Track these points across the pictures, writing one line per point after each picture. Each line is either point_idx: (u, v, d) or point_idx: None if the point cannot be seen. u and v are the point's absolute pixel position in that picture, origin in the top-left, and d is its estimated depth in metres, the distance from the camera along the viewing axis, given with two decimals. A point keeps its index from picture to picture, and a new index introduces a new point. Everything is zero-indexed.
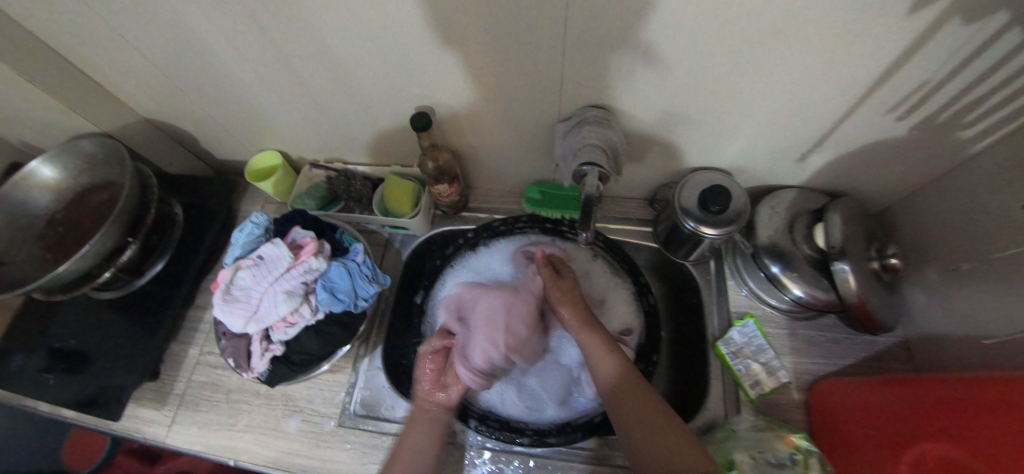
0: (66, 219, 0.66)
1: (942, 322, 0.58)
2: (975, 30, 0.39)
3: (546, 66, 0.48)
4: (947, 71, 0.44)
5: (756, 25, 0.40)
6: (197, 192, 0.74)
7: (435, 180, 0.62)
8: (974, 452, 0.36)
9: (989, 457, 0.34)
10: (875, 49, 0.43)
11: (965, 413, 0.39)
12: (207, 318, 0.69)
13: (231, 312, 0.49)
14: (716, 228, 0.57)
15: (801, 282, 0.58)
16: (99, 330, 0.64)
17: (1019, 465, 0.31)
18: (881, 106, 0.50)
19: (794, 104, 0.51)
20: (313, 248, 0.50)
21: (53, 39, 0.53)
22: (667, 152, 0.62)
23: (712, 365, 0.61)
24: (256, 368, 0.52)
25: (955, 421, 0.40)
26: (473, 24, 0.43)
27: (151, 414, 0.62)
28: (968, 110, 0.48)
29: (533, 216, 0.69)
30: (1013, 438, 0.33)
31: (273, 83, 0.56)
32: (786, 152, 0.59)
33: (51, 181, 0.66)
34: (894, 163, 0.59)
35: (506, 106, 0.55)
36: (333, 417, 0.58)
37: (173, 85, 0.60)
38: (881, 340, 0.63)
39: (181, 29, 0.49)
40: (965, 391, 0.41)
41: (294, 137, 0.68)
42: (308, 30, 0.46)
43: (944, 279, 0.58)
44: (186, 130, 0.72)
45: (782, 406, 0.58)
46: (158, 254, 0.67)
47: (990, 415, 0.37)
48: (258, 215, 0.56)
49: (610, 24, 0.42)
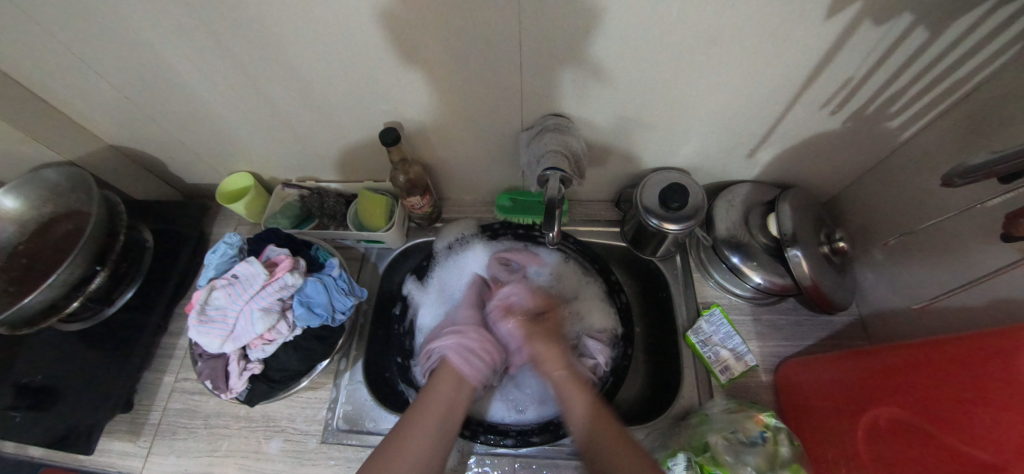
0: (30, 251, 0.64)
1: (889, 298, 0.62)
2: (884, 31, 0.44)
3: (506, 78, 0.51)
4: (867, 68, 0.49)
5: (696, 34, 0.44)
6: (167, 217, 0.74)
7: (407, 193, 0.64)
8: (918, 413, 0.39)
9: (939, 419, 0.36)
10: (802, 51, 0.47)
11: (908, 377, 0.42)
12: (182, 344, 0.68)
13: (207, 333, 0.48)
14: (677, 224, 0.60)
15: (759, 269, 0.62)
16: (68, 364, 0.62)
17: (962, 425, 0.34)
18: (816, 102, 0.54)
19: (738, 104, 0.55)
20: (287, 265, 0.51)
21: (16, 69, 0.53)
22: (628, 154, 0.65)
23: (684, 355, 0.63)
24: (234, 388, 0.51)
25: (899, 386, 0.43)
26: (435, 40, 0.46)
27: (126, 447, 0.61)
28: (891, 102, 0.53)
29: (505, 223, 0.72)
30: (952, 399, 0.36)
31: (243, 104, 0.57)
32: (737, 148, 0.64)
33: (14, 211, 0.64)
34: (833, 154, 0.64)
35: (472, 117, 0.58)
36: (315, 433, 0.58)
37: (141, 111, 0.60)
38: (838, 320, 0.67)
39: (149, 55, 0.50)
40: (905, 357, 0.44)
41: (265, 158, 0.69)
42: (276, 51, 0.48)
43: (887, 258, 0.63)
44: (154, 155, 0.71)
45: (751, 388, 0.61)
46: (129, 280, 0.66)
47: (929, 378, 0.40)
48: (231, 235, 0.57)
49: (563, 37, 0.45)
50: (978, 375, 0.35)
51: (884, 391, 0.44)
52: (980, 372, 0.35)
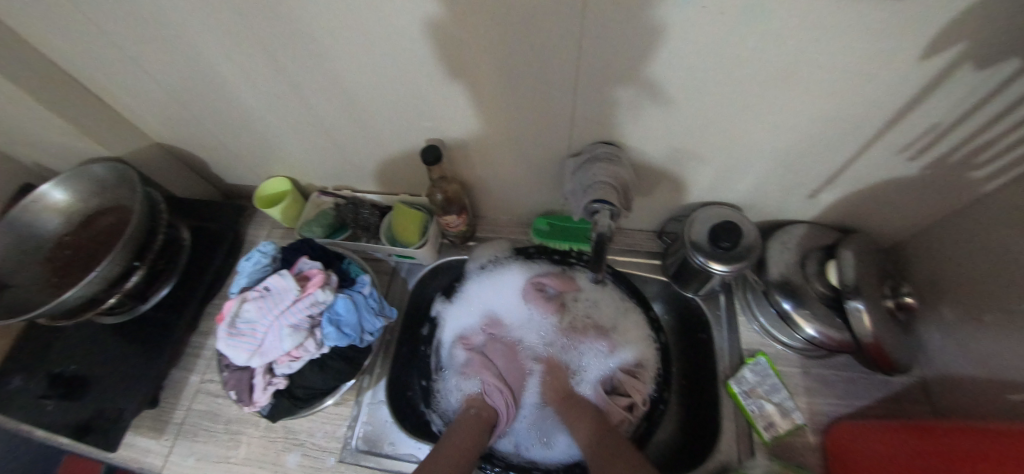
0: (74, 242, 0.66)
1: (961, 364, 0.56)
2: (986, 77, 0.39)
3: (555, 103, 0.49)
4: (959, 114, 0.44)
5: (768, 68, 0.41)
6: (206, 216, 0.75)
7: (443, 211, 0.62)
8: None
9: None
10: (887, 94, 0.43)
11: (985, 464, 0.37)
12: (209, 344, 0.69)
13: (236, 346, 0.48)
14: (725, 264, 0.56)
15: (814, 320, 0.57)
16: (101, 355, 0.63)
17: None
18: (893, 146, 0.49)
19: (804, 143, 0.51)
20: (320, 280, 0.50)
21: (75, 67, 0.54)
22: (676, 186, 0.61)
23: (724, 405, 0.59)
24: (258, 402, 0.50)
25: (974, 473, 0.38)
26: (487, 60, 0.44)
27: (148, 444, 0.61)
28: (981, 151, 0.48)
29: (541, 247, 0.70)
30: None
31: (285, 112, 0.57)
32: (797, 189, 0.59)
33: (62, 203, 0.66)
34: (904, 201, 0.58)
35: (516, 139, 0.56)
36: (334, 452, 0.57)
37: (188, 113, 0.61)
38: (897, 380, 0.61)
39: (199, 60, 0.50)
40: (988, 443, 0.39)
41: (304, 165, 0.69)
42: (324, 62, 0.47)
43: (961, 320, 0.57)
44: (198, 155, 0.72)
45: (798, 449, 0.56)
46: (165, 278, 0.67)
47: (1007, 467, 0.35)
48: (267, 245, 0.57)
49: (621, 63, 0.42)
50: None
51: None
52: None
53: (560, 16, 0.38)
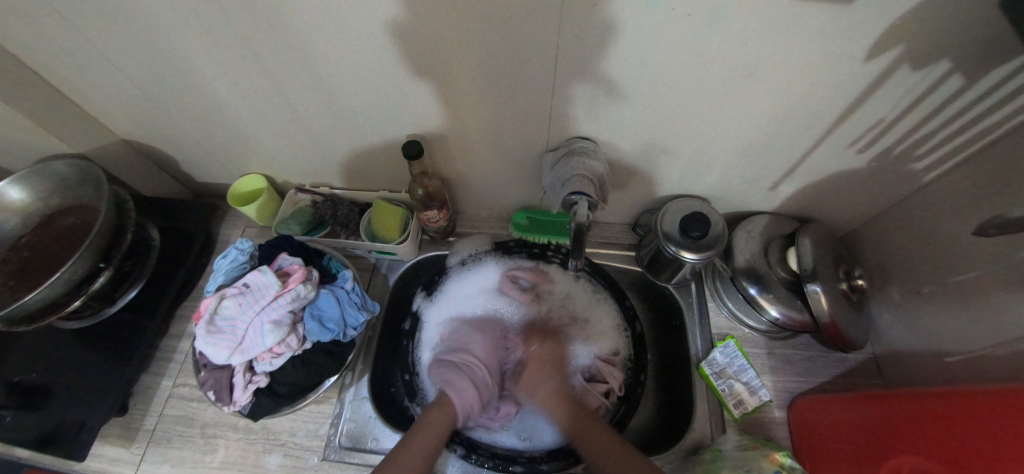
0: (32, 243, 0.62)
1: (907, 339, 0.62)
2: (921, 76, 0.44)
3: (536, 97, 0.50)
4: (899, 110, 0.49)
5: (733, 67, 0.44)
6: (176, 216, 0.72)
7: (424, 206, 0.63)
8: (941, 463, 0.38)
9: (960, 454, 0.37)
10: (836, 92, 0.47)
11: (933, 427, 0.41)
12: (182, 347, 0.66)
13: (215, 344, 0.47)
14: (696, 253, 0.60)
15: (776, 303, 0.62)
16: (64, 362, 0.60)
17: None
18: (843, 141, 0.54)
19: (767, 137, 0.54)
20: (301, 275, 0.50)
21: (34, 58, 0.52)
22: (650, 180, 0.64)
23: (696, 387, 0.62)
24: (238, 401, 0.49)
25: (924, 436, 0.42)
26: (468, 55, 0.45)
27: (118, 452, 0.58)
28: (918, 145, 0.53)
29: (521, 241, 0.71)
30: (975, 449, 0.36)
31: (263, 106, 0.56)
32: (760, 181, 0.63)
33: (18, 203, 0.62)
34: (855, 191, 0.63)
35: (496, 133, 0.57)
36: (317, 450, 0.56)
37: (158, 108, 0.59)
38: (852, 356, 0.66)
39: (173, 53, 0.49)
40: (930, 407, 0.44)
41: (280, 162, 0.68)
42: (304, 54, 0.47)
43: (906, 298, 0.62)
44: (166, 152, 0.70)
45: (767, 424, 0.60)
46: (133, 280, 0.64)
47: (955, 430, 0.39)
48: (243, 241, 0.55)
49: (597, 59, 0.44)
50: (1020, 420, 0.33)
51: (907, 439, 0.43)
52: (1023, 418, 0.33)
53: (542, 13, 0.39)
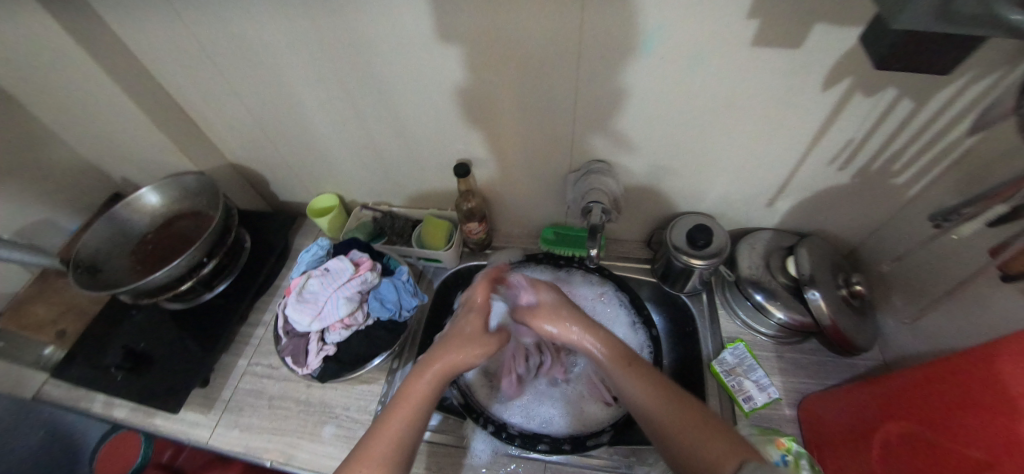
0: (155, 239, 0.76)
1: (912, 343, 0.65)
2: (874, 102, 0.54)
3: (561, 125, 0.63)
4: (864, 132, 0.58)
5: (715, 98, 0.56)
6: (260, 224, 0.87)
7: (467, 219, 0.76)
8: (917, 415, 0.44)
9: (927, 393, 0.44)
10: (806, 117, 0.57)
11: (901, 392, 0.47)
12: (256, 332, 0.77)
13: (301, 310, 0.58)
14: (703, 260, 0.68)
15: (782, 307, 0.67)
16: (162, 337, 0.72)
17: (949, 392, 0.41)
18: (823, 159, 0.63)
19: (756, 156, 0.65)
20: (370, 265, 0.62)
21: (187, 99, 0.70)
22: (659, 197, 0.75)
23: (709, 383, 0.68)
24: (310, 365, 0.60)
25: (898, 396, 0.48)
26: (508, 95, 0.59)
27: (197, 418, 0.68)
28: (893, 161, 0.61)
29: (548, 254, 0.80)
30: (934, 385, 0.43)
31: (346, 136, 0.72)
32: (758, 198, 0.73)
33: (150, 206, 0.77)
34: (848, 205, 0.71)
35: (528, 157, 0.70)
36: (366, 423, 0.65)
37: (264, 138, 0.76)
38: (862, 363, 0.69)
39: (289, 97, 0.65)
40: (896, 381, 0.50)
41: (351, 183, 0.83)
42: (384, 95, 0.62)
43: (906, 304, 0.66)
44: (261, 173, 0.86)
45: (776, 419, 0.64)
46: (227, 273, 0.77)
47: (915, 384, 0.46)
48: (323, 240, 0.69)
49: (607, 92, 0.57)
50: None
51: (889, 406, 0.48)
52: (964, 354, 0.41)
53: (566, 58, 0.53)
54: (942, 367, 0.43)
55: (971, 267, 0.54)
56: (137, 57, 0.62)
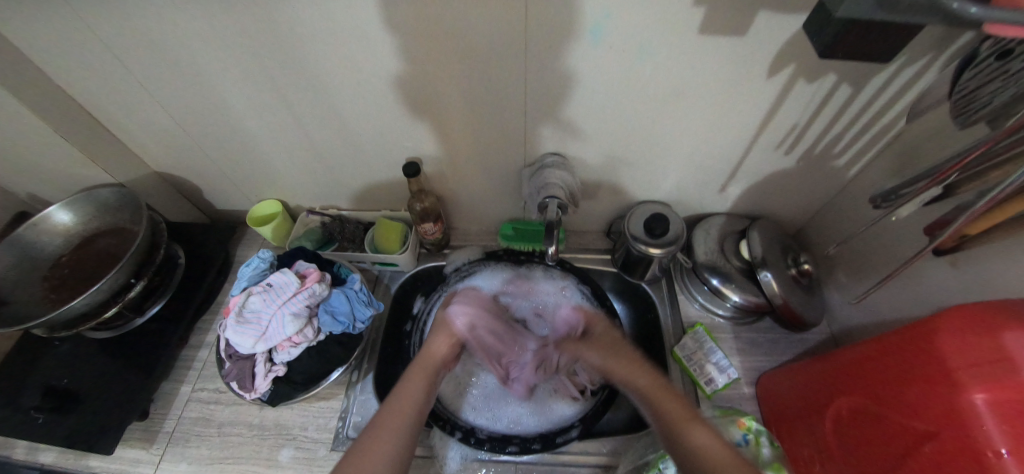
0: (72, 262, 0.69)
1: (856, 317, 0.68)
2: (816, 88, 0.54)
3: (512, 118, 0.61)
4: (807, 118, 0.59)
5: (664, 87, 0.55)
6: (197, 237, 0.80)
7: (421, 220, 0.72)
8: (862, 392, 0.46)
9: (866, 370, 0.46)
10: (753, 104, 0.58)
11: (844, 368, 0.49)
12: (200, 355, 0.72)
13: (242, 332, 0.54)
14: (661, 248, 0.68)
15: (736, 290, 0.69)
16: (90, 370, 0.65)
17: (888, 370, 0.43)
18: (770, 145, 0.64)
19: (707, 144, 0.65)
20: (316, 276, 0.58)
21: (92, 104, 0.62)
22: (616, 188, 0.75)
23: (672, 370, 0.69)
24: (259, 388, 0.56)
25: (841, 371, 0.50)
26: (454, 89, 0.56)
27: (139, 454, 0.62)
28: (834, 144, 0.63)
29: (508, 250, 0.80)
30: (873, 363, 0.45)
31: (283, 138, 0.66)
32: (710, 184, 0.74)
33: (63, 226, 0.69)
34: (794, 188, 0.73)
35: (481, 152, 0.67)
36: (327, 441, 0.62)
37: (191, 143, 0.69)
38: (812, 337, 0.73)
39: (213, 98, 0.59)
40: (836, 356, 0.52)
41: (295, 187, 0.78)
42: (321, 92, 0.57)
43: (849, 280, 0.70)
44: (193, 182, 0.79)
45: (735, 399, 0.66)
46: (159, 294, 0.71)
47: (856, 360, 0.48)
48: (265, 252, 0.63)
49: (557, 83, 0.55)
50: (964, 363, 0.34)
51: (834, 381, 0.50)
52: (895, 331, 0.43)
53: (511, 50, 0.50)
54: (879, 345, 0.45)
55: (907, 244, 0.56)
56: (21, 59, 0.54)
